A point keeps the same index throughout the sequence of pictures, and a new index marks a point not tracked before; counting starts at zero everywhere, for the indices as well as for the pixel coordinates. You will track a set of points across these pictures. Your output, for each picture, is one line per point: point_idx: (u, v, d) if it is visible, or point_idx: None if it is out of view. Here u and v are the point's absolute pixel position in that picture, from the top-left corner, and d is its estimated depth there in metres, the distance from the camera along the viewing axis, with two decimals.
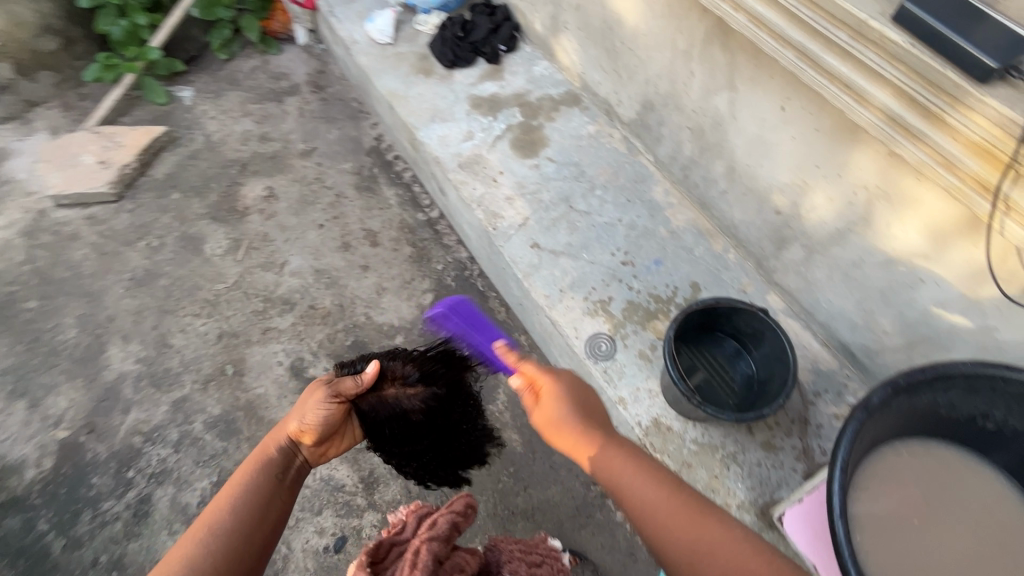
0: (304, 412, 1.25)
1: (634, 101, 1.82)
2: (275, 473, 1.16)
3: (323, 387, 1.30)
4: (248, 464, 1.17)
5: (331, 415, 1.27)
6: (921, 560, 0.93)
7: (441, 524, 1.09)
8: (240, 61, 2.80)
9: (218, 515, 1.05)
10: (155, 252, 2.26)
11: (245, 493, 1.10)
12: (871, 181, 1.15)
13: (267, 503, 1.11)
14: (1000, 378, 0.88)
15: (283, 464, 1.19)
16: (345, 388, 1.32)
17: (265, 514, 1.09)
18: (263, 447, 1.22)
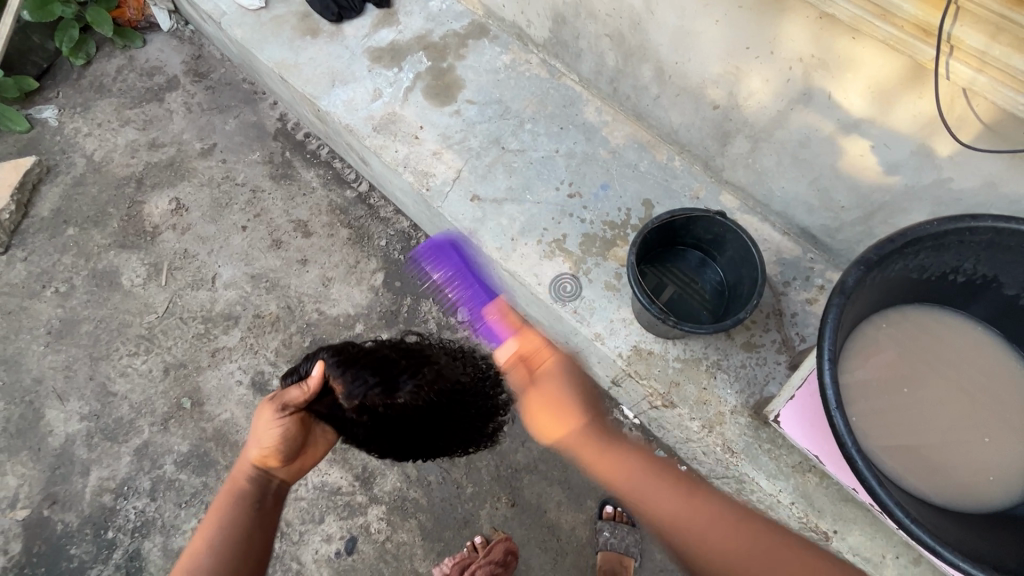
0: (258, 438, 1.20)
1: (544, 17, 1.67)
2: (251, 504, 1.17)
3: (265, 409, 1.21)
4: (219, 505, 1.16)
5: (285, 434, 1.21)
6: (913, 421, 0.95)
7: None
8: (101, 62, 2.45)
9: (201, 547, 1.10)
10: (67, 298, 2.03)
11: (226, 531, 1.11)
12: (806, 51, 1.08)
13: (247, 537, 1.13)
14: (968, 230, 0.85)
15: (257, 495, 1.19)
16: (291, 398, 1.22)
17: (247, 544, 1.12)
18: (234, 480, 1.20)
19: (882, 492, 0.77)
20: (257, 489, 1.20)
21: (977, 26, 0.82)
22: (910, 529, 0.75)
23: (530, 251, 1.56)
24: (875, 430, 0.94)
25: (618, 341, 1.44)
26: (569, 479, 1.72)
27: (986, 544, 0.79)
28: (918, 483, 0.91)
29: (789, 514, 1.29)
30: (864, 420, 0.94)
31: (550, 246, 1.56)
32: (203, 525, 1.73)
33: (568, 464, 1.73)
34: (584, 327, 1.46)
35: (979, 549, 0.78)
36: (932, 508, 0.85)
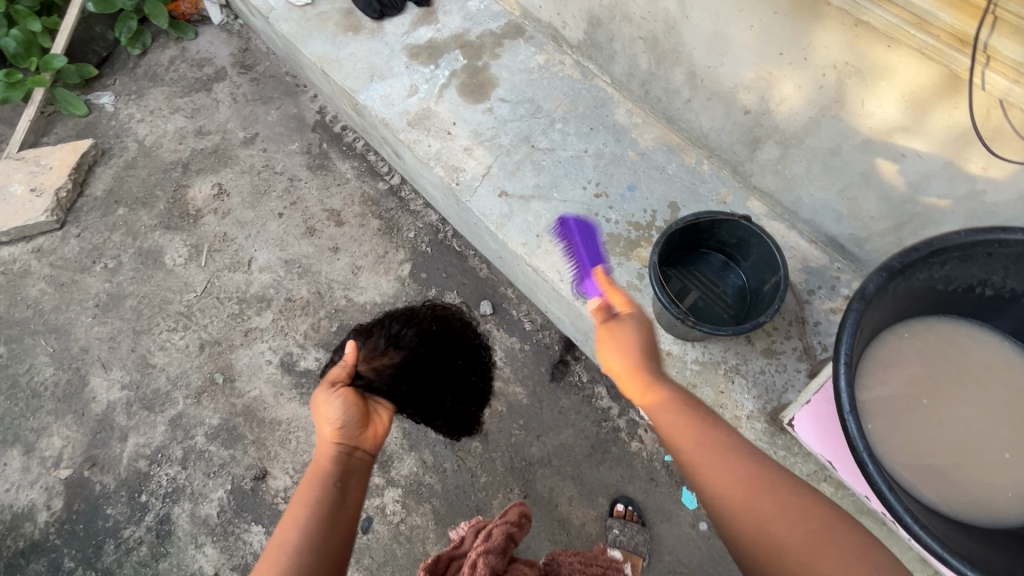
0: (324, 414, 1.15)
1: (579, 19, 1.69)
2: (332, 486, 1.04)
3: (323, 388, 1.19)
4: (306, 489, 1.03)
5: (348, 403, 1.17)
6: (932, 435, 0.94)
7: (497, 536, 1.08)
8: (155, 53, 2.58)
9: (290, 531, 0.95)
10: (114, 274, 2.15)
11: (312, 508, 0.99)
12: (839, 58, 1.08)
13: (334, 519, 1.00)
14: (997, 243, 0.84)
15: (338, 477, 1.07)
16: (335, 375, 1.23)
17: (339, 516, 1.01)
18: (315, 463, 1.10)
19: (893, 498, 0.77)
20: (340, 468, 1.09)
21: (1014, 37, 0.82)
22: (920, 536, 0.75)
23: (554, 248, 1.58)
24: (893, 441, 0.93)
25: None
26: (582, 475, 1.74)
27: (1001, 559, 0.78)
28: (937, 496, 0.89)
29: None
30: (882, 431, 0.94)
31: (574, 244, 1.58)
32: (229, 495, 1.81)
33: (581, 460, 1.75)
34: None
35: (991, 562, 0.77)
36: (948, 522, 0.85)
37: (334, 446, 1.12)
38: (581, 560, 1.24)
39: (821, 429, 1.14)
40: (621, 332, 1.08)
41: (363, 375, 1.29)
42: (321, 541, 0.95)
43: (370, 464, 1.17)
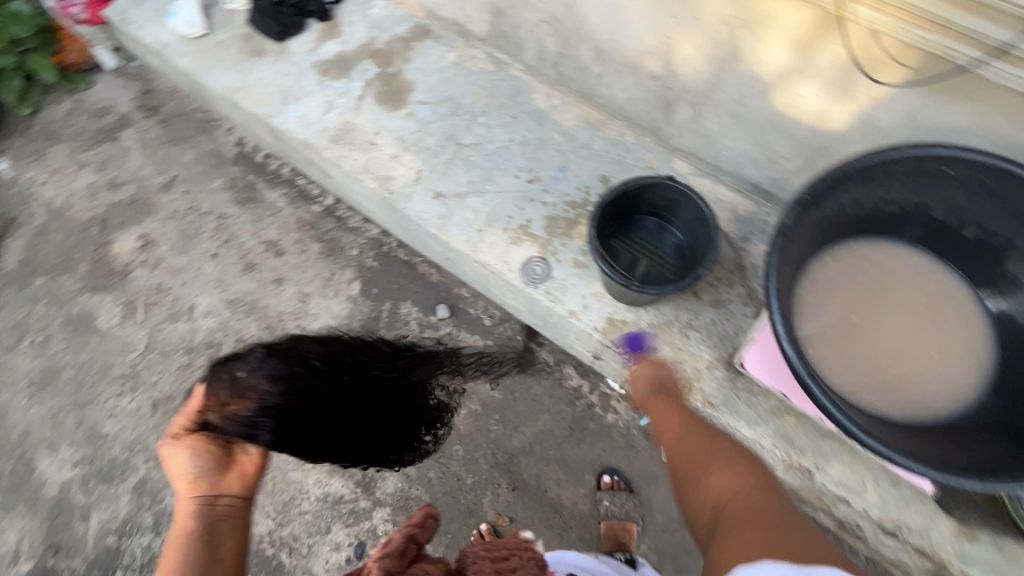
0: (176, 471, 1.20)
1: (483, 11, 1.69)
2: (197, 541, 1.14)
3: (166, 446, 1.22)
4: (172, 552, 1.12)
5: (195, 457, 1.21)
6: (867, 348, 1.01)
7: (394, 540, 1.04)
8: (50, 109, 2.42)
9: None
10: (45, 348, 2.02)
11: (181, 566, 1.10)
12: (727, 13, 1.13)
13: (205, 572, 1.11)
14: (890, 161, 0.91)
15: (201, 532, 1.15)
16: (181, 424, 1.25)
17: (210, 573, 1.12)
18: (180, 523, 1.18)
19: (840, 414, 0.83)
20: (202, 521, 1.17)
21: None
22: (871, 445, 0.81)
23: (497, 240, 1.59)
24: (834, 361, 0.99)
25: (592, 315, 1.49)
26: (565, 457, 1.75)
27: (944, 449, 0.85)
28: (882, 404, 0.96)
29: (773, 456, 1.35)
30: (823, 355, 0.99)
31: (516, 232, 1.60)
32: None
33: (561, 442, 1.77)
34: (558, 306, 1.51)
35: (935, 452, 0.85)
36: (894, 425, 0.92)
37: (193, 500, 1.19)
38: (485, 546, 1.13)
39: (766, 360, 1.28)
40: None
41: (213, 424, 1.25)
42: None
43: (241, 503, 1.25)
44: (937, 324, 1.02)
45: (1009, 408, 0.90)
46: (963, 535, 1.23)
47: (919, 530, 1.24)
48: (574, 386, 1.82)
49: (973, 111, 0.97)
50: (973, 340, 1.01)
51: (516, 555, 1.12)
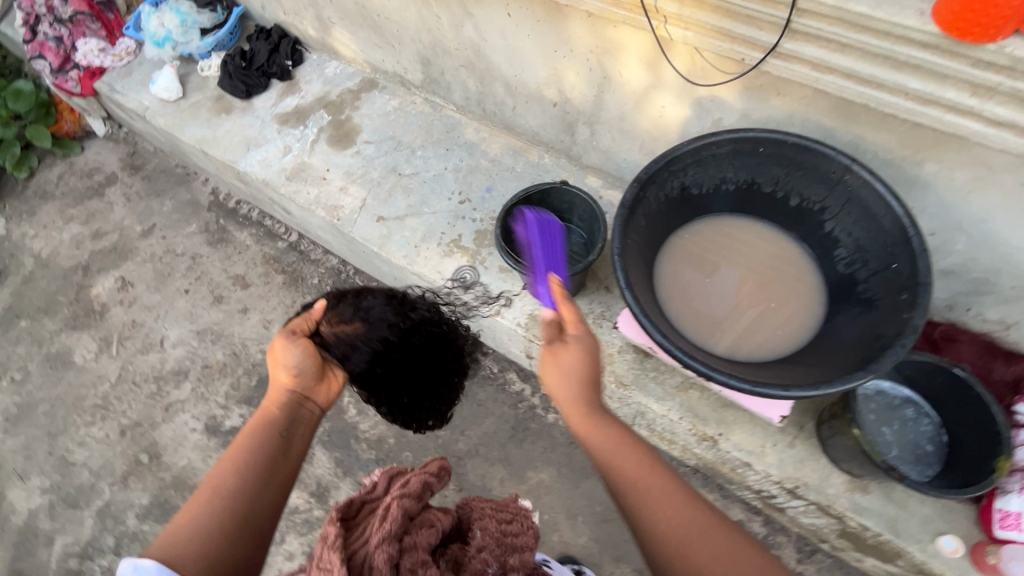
0: (280, 362, 1.16)
1: (415, 62, 1.96)
2: (277, 435, 1.05)
3: (282, 333, 1.19)
4: (249, 433, 1.04)
5: (308, 355, 1.17)
6: (725, 308, 1.17)
7: (413, 482, 0.96)
8: (44, 172, 2.68)
9: (225, 475, 0.97)
10: (23, 384, 2.15)
11: (247, 461, 0.99)
12: (591, 44, 1.37)
13: (274, 467, 1.01)
14: (711, 144, 1.11)
15: (284, 424, 1.08)
16: (299, 324, 1.23)
17: (272, 477, 1.00)
18: (265, 408, 1.11)
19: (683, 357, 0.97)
20: (288, 415, 1.10)
21: None
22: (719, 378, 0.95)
23: (432, 253, 1.78)
24: (697, 324, 1.15)
25: (516, 313, 1.64)
26: (509, 457, 1.84)
27: (787, 375, 1.00)
28: (731, 348, 1.12)
29: (682, 428, 1.46)
30: (687, 319, 1.15)
31: (448, 246, 1.78)
32: None
33: (506, 443, 1.86)
34: (486, 307, 1.67)
35: (777, 378, 0.99)
36: (750, 365, 1.06)
37: (286, 392, 1.13)
38: (493, 506, 1.04)
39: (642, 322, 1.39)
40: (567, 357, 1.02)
41: (323, 333, 1.26)
42: (252, 495, 0.96)
43: (320, 418, 1.17)
44: (782, 277, 1.19)
45: (837, 340, 1.04)
46: (855, 487, 1.33)
47: (815, 486, 1.34)
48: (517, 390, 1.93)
49: (785, 105, 1.17)
50: (811, 290, 1.17)
51: (518, 521, 1.03)
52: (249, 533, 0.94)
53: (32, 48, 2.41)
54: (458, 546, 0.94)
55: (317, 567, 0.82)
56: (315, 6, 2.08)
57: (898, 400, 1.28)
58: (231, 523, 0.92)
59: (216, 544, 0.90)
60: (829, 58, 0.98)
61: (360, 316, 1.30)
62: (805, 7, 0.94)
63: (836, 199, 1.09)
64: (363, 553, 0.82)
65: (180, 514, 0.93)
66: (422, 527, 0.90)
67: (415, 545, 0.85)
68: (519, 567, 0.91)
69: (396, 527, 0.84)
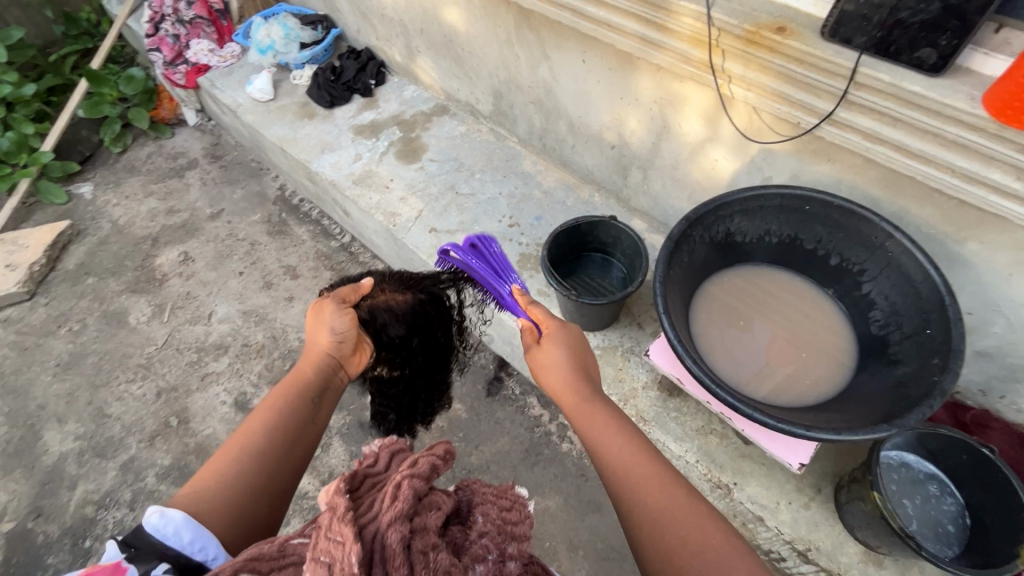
0: (322, 326, 1.17)
1: (487, 95, 2.13)
2: (311, 399, 1.04)
3: (332, 298, 1.22)
4: (281, 396, 1.02)
5: (351, 325, 1.19)
6: (753, 352, 1.22)
7: (421, 465, 0.78)
8: (135, 150, 2.94)
9: (251, 440, 0.93)
10: (78, 335, 2.31)
11: (273, 427, 0.96)
12: (656, 95, 1.48)
13: (302, 433, 0.99)
14: (760, 197, 1.18)
15: (318, 388, 1.07)
16: (346, 293, 1.26)
17: (299, 438, 0.98)
18: (298, 370, 1.10)
19: (717, 388, 1.00)
20: (322, 381, 1.10)
21: (737, 61, 1.17)
22: (749, 413, 0.97)
23: None
24: (726, 363, 1.20)
25: None
26: (518, 478, 1.84)
27: (814, 420, 1.03)
28: (754, 389, 1.16)
29: (697, 472, 1.47)
30: (716, 357, 1.20)
31: None
32: None
33: (517, 464, 1.87)
34: (520, 325, 1.74)
35: (804, 421, 1.02)
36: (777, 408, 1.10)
37: (325, 356, 1.13)
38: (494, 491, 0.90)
39: (668, 351, 1.40)
40: (554, 350, 1.11)
41: (372, 304, 1.36)
42: (277, 463, 0.93)
43: (347, 387, 1.19)
44: (812, 330, 1.25)
45: (871, 393, 1.05)
46: (868, 560, 1.30)
47: (827, 551, 1.32)
48: (535, 414, 1.96)
49: (834, 171, 1.25)
50: (841, 347, 1.22)
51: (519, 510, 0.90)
52: (271, 496, 0.90)
53: (151, 42, 2.71)
54: (459, 528, 0.82)
55: (318, 540, 0.65)
56: (406, 35, 2.29)
57: (921, 475, 1.28)
58: (259, 482, 0.89)
59: (247, 501, 0.87)
60: (882, 129, 1.05)
61: (411, 287, 1.46)
62: (862, 81, 1.03)
63: (875, 263, 1.14)
64: (371, 530, 0.67)
65: (206, 470, 0.89)
66: (430, 509, 0.75)
67: (426, 527, 0.71)
68: (519, 557, 0.80)
69: (408, 507, 0.70)
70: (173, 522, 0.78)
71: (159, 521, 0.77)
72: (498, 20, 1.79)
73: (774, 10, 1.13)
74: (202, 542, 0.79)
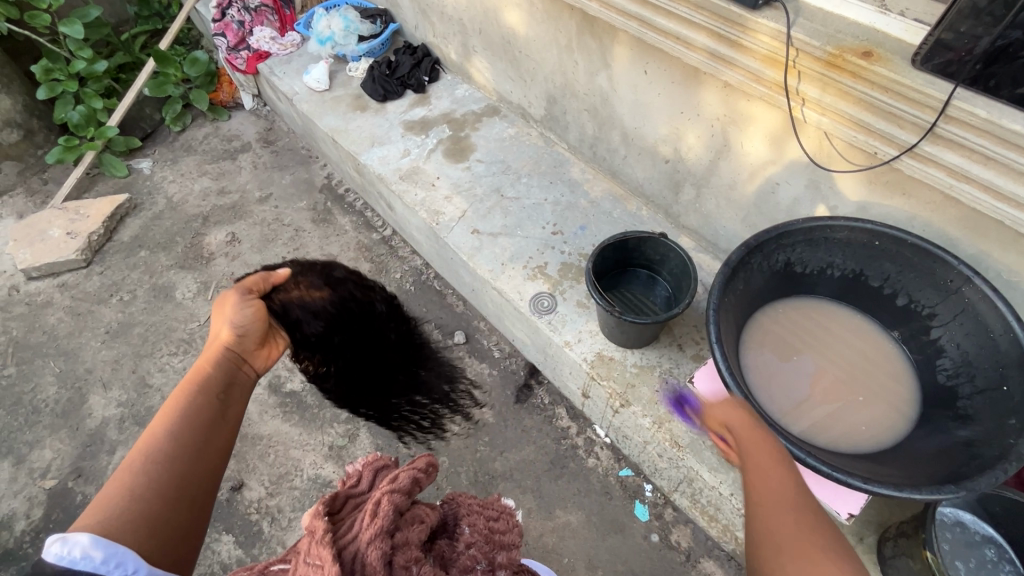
0: (227, 319, 1.19)
1: (541, 98, 2.10)
2: (213, 395, 1.06)
3: (236, 290, 1.25)
4: (179, 393, 1.04)
5: (253, 316, 1.23)
6: (805, 389, 1.16)
7: (401, 478, 0.78)
8: (193, 130, 3.04)
9: (153, 440, 0.94)
10: (128, 305, 2.40)
11: (174, 425, 0.97)
12: (720, 112, 1.43)
13: (210, 430, 1.01)
14: (827, 227, 1.12)
15: (221, 384, 1.09)
16: (253, 284, 1.31)
17: (207, 440, 0.99)
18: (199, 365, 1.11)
19: (772, 429, 0.94)
20: (223, 377, 1.11)
21: (813, 83, 1.12)
22: (803, 459, 0.92)
23: (516, 273, 1.85)
24: (776, 397, 1.15)
25: (584, 348, 1.66)
26: (541, 489, 1.81)
27: (870, 470, 0.97)
28: (803, 430, 1.11)
29: (730, 506, 1.42)
30: (765, 390, 1.15)
31: (533, 270, 1.85)
32: None
33: (540, 474, 1.84)
34: (556, 335, 1.70)
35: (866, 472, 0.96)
36: (829, 452, 1.04)
37: (224, 349, 1.15)
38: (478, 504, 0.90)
39: (714, 378, 1.35)
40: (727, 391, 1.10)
41: (282, 296, 1.40)
42: (188, 463, 0.95)
43: (254, 381, 1.21)
44: (872, 370, 1.18)
45: (936, 445, 0.99)
46: None
47: None
48: (563, 426, 1.93)
49: (909, 207, 1.18)
50: (901, 391, 1.15)
51: (505, 518, 0.90)
52: (185, 505, 0.91)
53: (218, 27, 2.79)
54: (445, 542, 0.82)
55: (298, 567, 0.66)
56: (463, 34, 2.29)
57: (978, 537, 1.20)
58: (168, 489, 0.90)
59: (157, 510, 0.87)
60: (971, 167, 0.99)
61: (328, 286, 1.59)
62: (954, 115, 0.96)
63: (948, 308, 1.07)
64: (351, 552, 0.66)
65: (104, 489, 0.88)
66: (412, 524, 0.75)
67: (407, 542, 0.71)
68: (508, 565, 0.81)
69: (388, 523, 0.70)
70: (79, 546, 0.76)
71: (61, 550, 0.74)
72: (560, 23, 1.76)
73: (862, 33, 1.07)
74: (118, 558, 0.78)
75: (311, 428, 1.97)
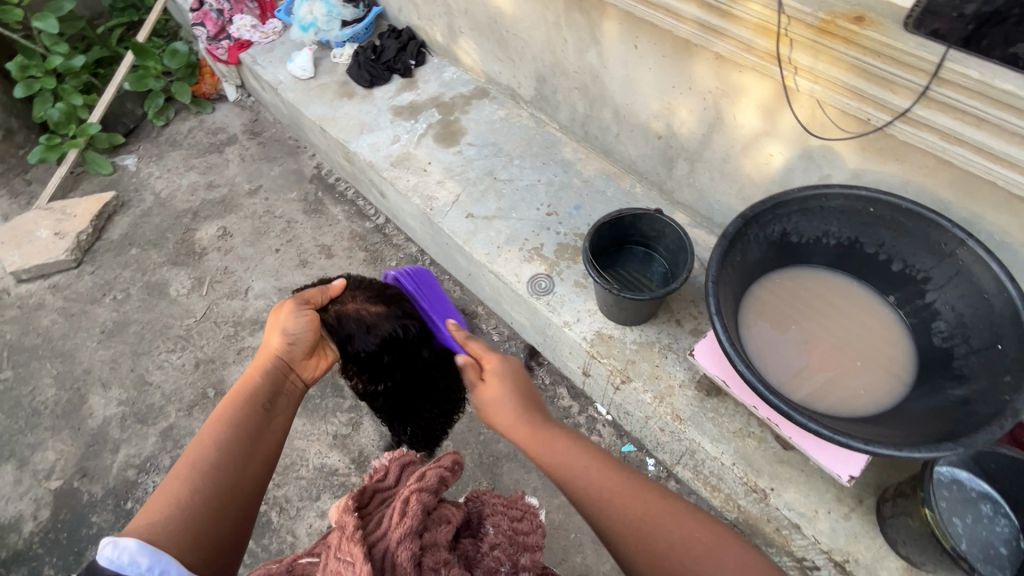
0: (278, 327, 1.17)
1: (530, 78, 2.08)
2: (258, 405, 1.04)
3: (293, 299, 1.23)
4: (229, 403, 1.02)
5: (308, 325, 1.20)
6: (804, 357, 1.18)
7: (429, 477, 0.79)
8: (177, 124, 2.99)
9: (202, 449, 0.94)
10: (122, 304, 2.38)
11: (223, 440, 0.96)
12: (713, 85, 1.42)
13: (255, 442, 0.99)
14: (823, 196, 1.13)
15: (267, 395, 1.07)
16: (311, 295, 1.28)
17: (255, 450, 0.98)
18: (247, 376, 1.10)
19: (773, 397, 0.96)
20: (270, 386, 1.09)
21: (805, 51, 1.11)
22: (805, 423, 0.94)
23: (513, 256, 1.85)
24: (775, 366, 1.16)
25: (583, 327, 1.67)
26: (545, 468, 1.83)
27: (870, 432, 0.99)
28: (802, 397, 1.12)
29: (733, 475, 1.44)
30: (764, 359, 1.17)
31: (530, 252, 1.85)
32: None
33: None
34: (555, 316, 1.70)
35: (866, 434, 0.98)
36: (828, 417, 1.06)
37: (273, 359, 1.14)
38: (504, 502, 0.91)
39: (714, 351, 1.36)
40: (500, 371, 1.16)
41: (340, 307, 1.34)
42: (233, 472, 0.93)
43: (301, 393, 1.17)
44: (869, 338, 1.19)
45: (933, 405, 1.01)
46: (909, 575, 1.27)
47: (865, 564, 1.29)
48: (564, 406, 1.94)
49: (902, 172, 1.18)
50: (898, 356, 1.16)
51: (529, 519, 0.90)
52: (229, 516, 0.90)
53: (196, 16, 2.73)
54: (469, 540, 0.84)
55: (327, 562, 0.67)
56: (449, 15, 2.25)
57: (974, 494, 1.23)
58: (215, 498, 0.89)
59: (201, 521, 0.87)
60: (963, 129, 0.99)
61: (382, 301, 1.43)
62: (946, 77, 0.96)
63: (943, 271, 1.09)
64: (380, 550, 0.68)
65: (154, 497, 0.88)
66: (440, 523, 0.76)
67: (436, 543, 0.72)
68: (531, 567, 0.82)
69: (417, 523, 0.71)
70: (127, 551, 0.78)
71: (112, 554, 0.77)
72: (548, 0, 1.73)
73: None
74: (162, 565, 0.78)
75: (313, 418, 1.97)
